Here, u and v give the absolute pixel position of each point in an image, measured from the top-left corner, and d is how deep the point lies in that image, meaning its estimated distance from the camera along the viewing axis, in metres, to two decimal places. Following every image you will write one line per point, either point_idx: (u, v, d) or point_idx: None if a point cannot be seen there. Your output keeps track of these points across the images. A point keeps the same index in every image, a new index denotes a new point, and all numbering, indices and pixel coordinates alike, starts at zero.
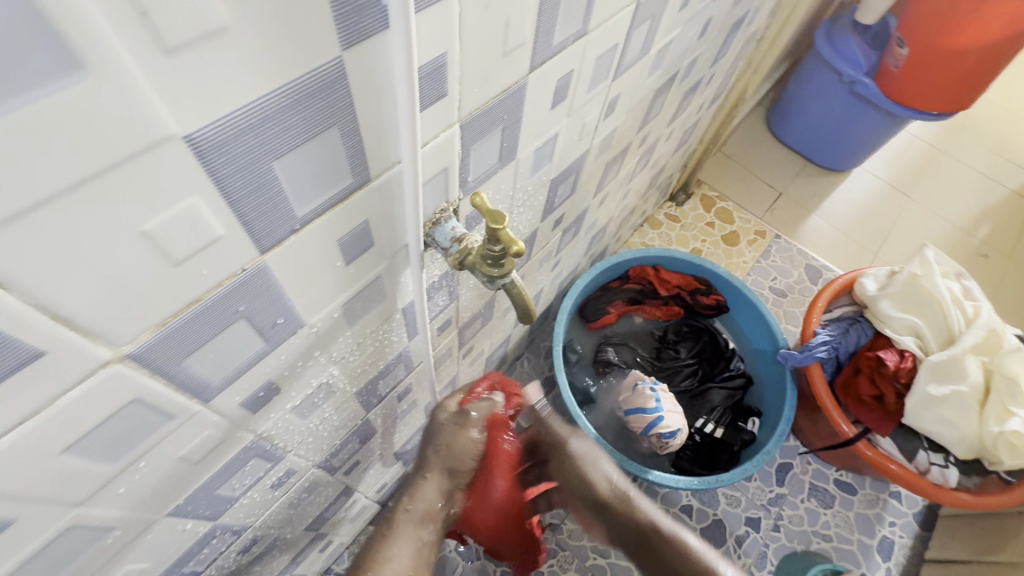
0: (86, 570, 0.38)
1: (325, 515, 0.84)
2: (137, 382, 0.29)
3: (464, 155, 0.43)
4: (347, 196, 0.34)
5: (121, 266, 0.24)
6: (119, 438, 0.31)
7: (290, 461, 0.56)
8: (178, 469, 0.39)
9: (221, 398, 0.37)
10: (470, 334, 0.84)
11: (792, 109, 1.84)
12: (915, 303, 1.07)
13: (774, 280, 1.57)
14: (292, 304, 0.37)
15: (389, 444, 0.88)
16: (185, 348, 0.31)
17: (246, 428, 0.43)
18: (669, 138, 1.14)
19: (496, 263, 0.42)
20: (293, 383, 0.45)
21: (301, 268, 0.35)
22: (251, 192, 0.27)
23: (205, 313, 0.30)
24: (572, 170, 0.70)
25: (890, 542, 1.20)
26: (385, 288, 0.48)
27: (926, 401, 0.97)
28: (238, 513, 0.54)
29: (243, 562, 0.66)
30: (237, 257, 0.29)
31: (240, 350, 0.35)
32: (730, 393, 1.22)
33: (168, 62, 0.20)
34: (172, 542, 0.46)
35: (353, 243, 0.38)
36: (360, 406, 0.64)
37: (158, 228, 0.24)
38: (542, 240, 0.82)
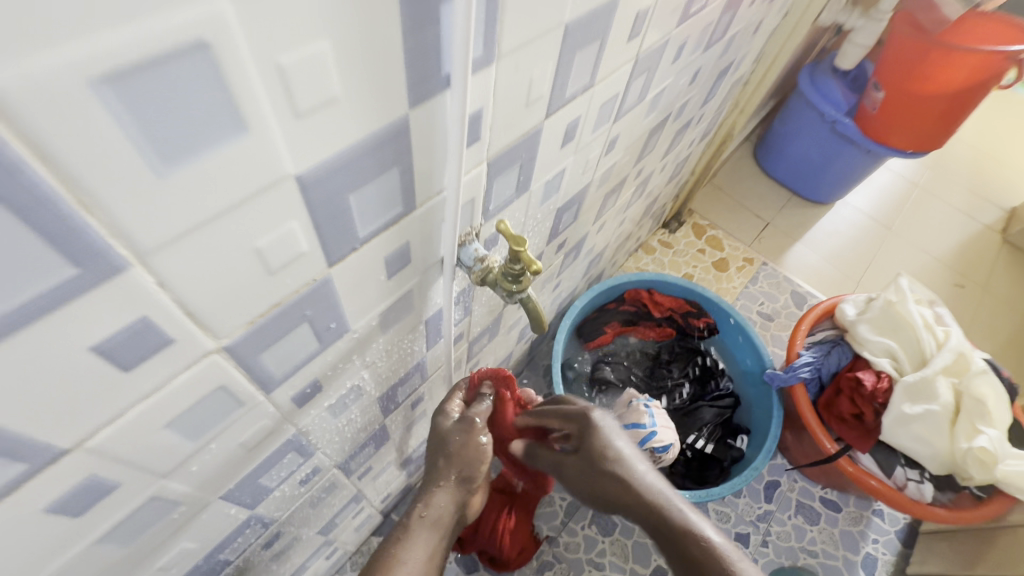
0: (151, 544, 0.43)
1: (336, 519, 0.89)
2: (225, 371, 0.35)
3: (488, 187, 0.51)
4: (397, 221, 0.41)
5: (236, 275, 0.30)
6: (203, 419, 0.37)
7: (318, 459, 0.62)
8: (236, 454, 0.44)
9: (279, 391, 0.43)
10: (478, 348, 0.91)
11: (778, 145, 1.95)
12: (892, 327, 1.14)
13: (762, 305, 1.65)
14: (344, 311, 0.43)
15: (399, 451, 0.93)
16: (263, 344, 0.37)
17: (291, 421, 0.49)
18: (662, 171, 1.22)
19: (515, 280, 0.48)
20: (333, 383, 0.51)
21: (355, 280, 0.42)
22: (331, 216, 0.34)
23: (282, 315, 0.37)
24: (576, 199, 0.78)
25: (874, 558, 1.25)
26: (414, 300, 0.54)
27: (901, 419, 1.03)
28: (270, 505, 0.59)
29: (265, 558, 0.70)
30: (312, 269, 0.36)
31: (300, 349, 0.42)
32: (720, 411, 1.28)
33: (298, 122, 0.27)
34: (217, 525, 0.51)
35: (395, 260, 0.45)
36: (380, 410, 0.69)
37: (266, 245, 0.31)
38: (546, 261, 0.90)
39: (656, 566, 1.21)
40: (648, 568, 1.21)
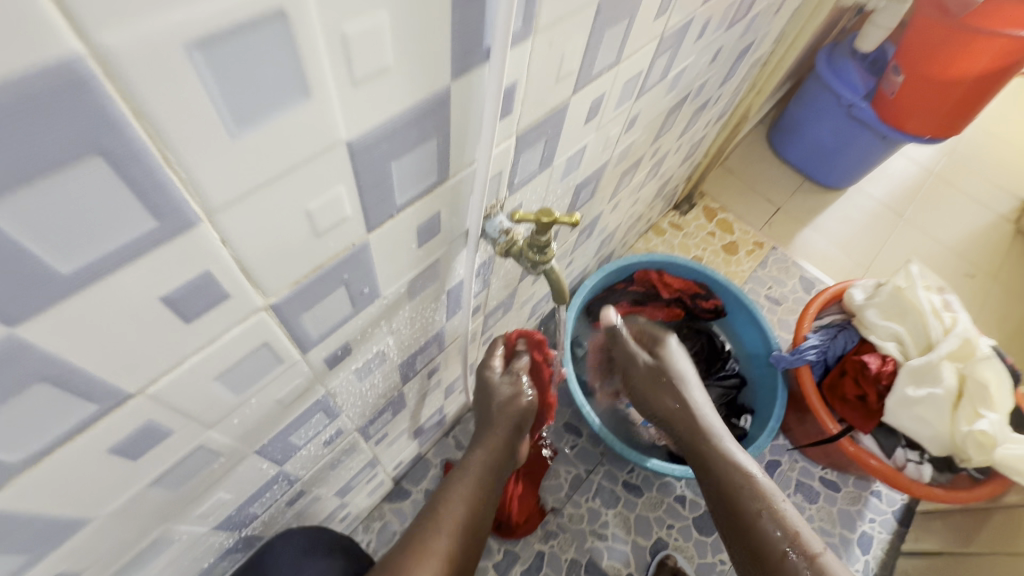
0: (192, 493, 0.46)
1: (352, 483, 0.93)
2: (271, 330, 0.38)
3: (515, 161, 0.52)
4: (432, 190, 0.42)
5: (288, 235, 0.32)
6: (247, 375, 0.39)
7: (342, 421, 0.65)
8: (273, 410, 0.47)
9: (314, 351, 0.45)
10: (492, 322, 0.93)
11: (793, 128, 1.93)
12: (899, 312, 1.16)
13: (770, 289, 1.66)
14: (377, 277, 0.45)
15: (413, 420, 0.96)
16: (304, 305, 0.39)
17: (322, 382, 0.51)
18: (678, 151, 1.22)
19: (539, 251, 0.50)
20: (361, 347, 0.53)
21: (389, 247, 0.43)
22: (374, 184, 0.35)
23: (323, 277, 0.38)
24: (594, 176, 0.79)
25: (869, 536, 1.29)
26: (440, 270, 0.55)
27: (904, 401, 1.06)
28: (296, 463, 0.62)
29: (288, 514, 0.74)
30: (354, 234, 0.38)
31: (335, 312, 0.43)
32: (725, 392, 1.33)
33: (354, 90, 0.28)
34: (250, 479, 0.54)
35: (426, 228, 0.46)
36: (400, 377, 0.71)
37: (316, 208, 0.32)
38: (562, 238, 0.91)
39: (657, 537, 1.25)
40: (649, 539, 1.25)
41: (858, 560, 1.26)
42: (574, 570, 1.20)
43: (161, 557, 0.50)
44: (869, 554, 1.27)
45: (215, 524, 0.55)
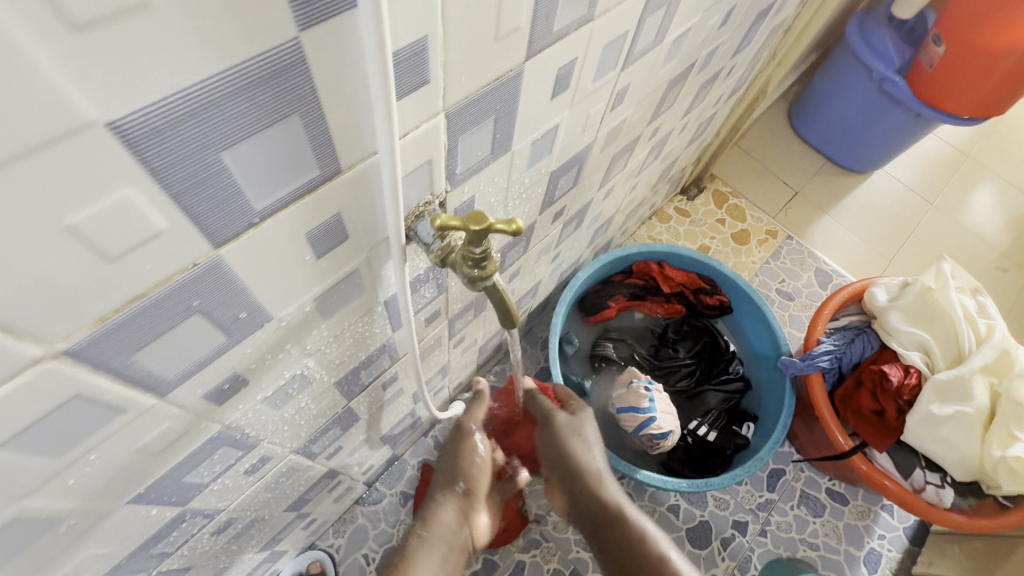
0: (40, 558, 0.38)
1: (307, 496, 0.84)
2: (77, 380, 0.28)
3: (451, 147, 0.41)
4: (316, 188, 0.32)
5: (45, 262, 0.22)
6: (64, 433, 0.30)
7: (265, 448, 0.55)
8: (137, 460, 0.38)
9: (180, 391, 0.36)
10: (462, 325, 0.82)
11: (817, 105, 1.76)
12: (928, 317, 1.03)
13: (782, 282, 1.53)
14: (257, 298, 0.35)
15: (375, 429, 0.87)
16: (132, 344, 0.29)
17: (211, 419, 0.42)
18: (683, 131, 1.09)
19: (476, 265, 0.38)
20: (263, 375, 0.43)
21: (262, 261, 0.32)
22: (196, 185, 0.24)
23: (152, 309, 0.28)
24: (575, 161, 0.67)
25: (878, 554, 1.19)
26: (363, 280, 0.45)
27: (927, 420, 0.94)
28: (209, 498, 0.53)
29: (219, 541, 0.66)
30: (186, 251, 0.27)
31: (198, 345, 0.33)
32: (726, 396, 1.20)
33: (80, 38, 0.17)
34: (137, 527, 0.45)
35: (324, 236, 0.36)
36: (341, 394, 0.62)
37: (85, 221, 0.22)
38: (541, 231, 0.79)
39: None
40: None
41: None
42: None
43: None
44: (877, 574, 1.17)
45: None
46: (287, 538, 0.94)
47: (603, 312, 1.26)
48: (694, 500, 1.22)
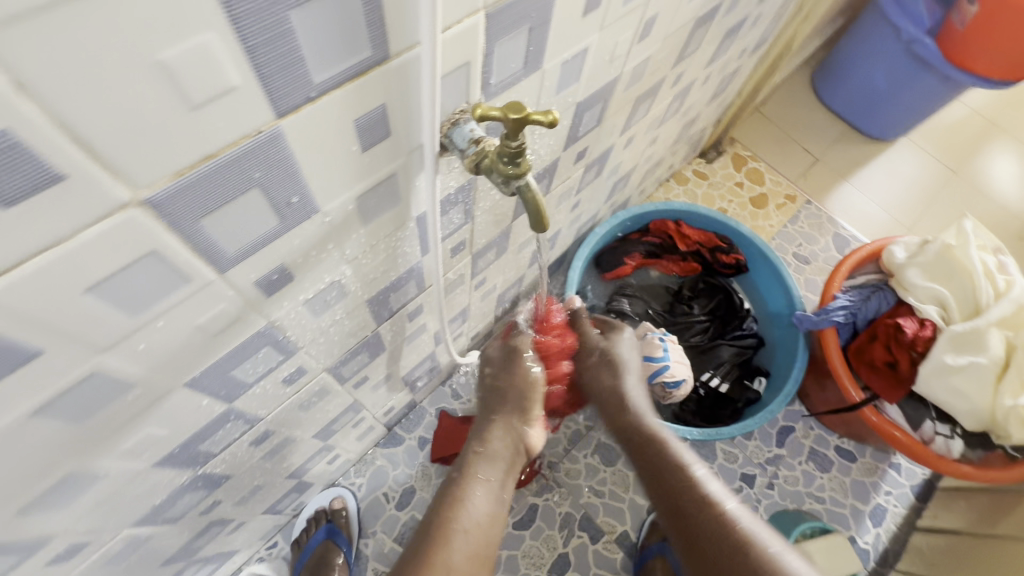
0: (109, 426, 0.41)
1: (334, 427, 0.89)
2: (153, 235, 0.30)
3: (487, 52, 0.42)
4: (366, 71, 0.33)
5: (137, 98, 0.24)
6: (139, 291, 0.33)
7: (302, 359, 0.59)
8: (195, 339, 0.41)
9: (236, 271, 0.38)
10: (484, 265, 0.85)
11: (842, 69, 1.73)
12: (945, 274, 1.03)
13: (799, 246, 1.53)
14: (307, 183, 0.37)
15: (398, 365, 0.90)
16: (200, 208, 0.31)
17: (259, 311, 0.45)
18: (705, 83, 1.08)
19: (512, 162, 0.41)
20: (307, 273, 0.46)
21: (315, 142, 0.35)
22: (267, 40, 0.27)
23: (220, 172, 0.31)
24: (600, 96, 0.68)
25: (884, 509, 1.21)
26: (400, 188, 0.47)
27: (939, 370, 0.96)
28: (250, 401, 0.56)
29: (256, 455, 0.70)
30: (252, 114, 0.29)
31: (254, 223, 0.36)
32: (740, 350, 1.22)
33: None
34: (189, 415, 0.49)
35: (370, 127, 0.38)
36: (371, 315, 0.65)
37: (173, 59, 0.24)
38: (563, 172, 0.81)
39: None
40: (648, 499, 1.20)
41: (868, 533, 1.19)
42: (567, 525, 1.16)
43: (87, 491, 0.46)
44: (881, 527, 1.20)
45: (154, 462, 0.51)
46: (313, 470, 0.98)
47: (619, 269, 1.27)
48: (704, 453, 1.24)
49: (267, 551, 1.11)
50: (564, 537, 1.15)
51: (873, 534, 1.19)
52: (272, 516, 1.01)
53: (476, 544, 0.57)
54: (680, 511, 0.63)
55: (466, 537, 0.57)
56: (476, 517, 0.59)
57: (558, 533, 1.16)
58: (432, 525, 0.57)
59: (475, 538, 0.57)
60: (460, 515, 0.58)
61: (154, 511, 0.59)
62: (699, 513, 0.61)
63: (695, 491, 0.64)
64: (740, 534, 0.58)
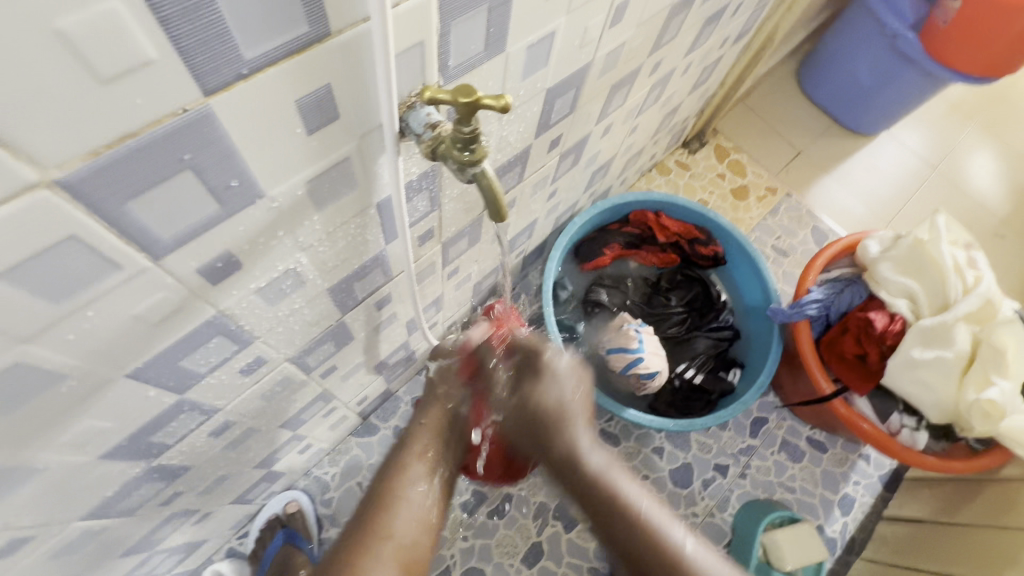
0: (44, 418, 0.39)
1: (302, 417, 0.87)
2: (72, 217, 0.29)
3: (444, 32, 0.41)
4: (305, 48, 0.32)
5: (36, 69, 0.23)
6: (62, 278, 0.31)
7: (260, 348, 0.57)
8: (134, 328, 0.39)
9: (174, 258, 0.37)
10: (455, 254, 0.83)
11: (826, 61, 1.72)
12: (917, 267, 1.04)
13: (779, 238, 1.54)
14: (248, 166, 0.35)
15: (369, 355, 0.89)
16: (124, 191, 0.30)
17: (206, 299, 0.43)
18: (686, 73, 1.07)
19: (466, 147, 0.39)
20: (257, 260, 0.44)
21: (253, 123, 0.33)
22: (183, 12, 0.25)
23: (143, 153, 0.29)
24: (572, 83, 0.66)
25: (852, 499, 1.24)
26: (356, 172, 0.45)
27: (908, 364, 0.97)
28: (205, 392, 0.55)
29: (216, 446, 0.68)
30: (175, 92, 0.28)
31: (190, 207, 0.34)
32: (715, 342, 1.22)
33: None
34: (136, 406, 0.47)
35: (315, 108, 0.36)
36: (335, 304, 0.63)
37: (74, 28, 0.22)
38: (537, 160, 0.79)
39: None
40: None
41: (837, 522, 1.22)
42: (541, 514, 1.17)
43: (25, 484, 0.44)
44: (849, 516, 1.22)
45: (101, 454, 0.49)
46: (283, 459, 0.97)
47: (598, 259, 1.27)
48: (679, 443, 1.25)
49: (237, 541, 1.10)
50: (538, 526, 1.16)
51: (841, 524, 1.22)
52: (242, 505, 1.00)
53: (417, 520, 0.62)
54: (606, 519, 0.61)
55: (407, 520, 0.61)
56: (416, 513, 0.63)
57: (532, 522, 1.16)
58: (363, 522, 0.60)
59: (416, 516, 0.62)
60: (404, 500, 0.63)
61: (105, 504, 0.57)
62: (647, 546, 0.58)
63: (615, 495, 0.61)
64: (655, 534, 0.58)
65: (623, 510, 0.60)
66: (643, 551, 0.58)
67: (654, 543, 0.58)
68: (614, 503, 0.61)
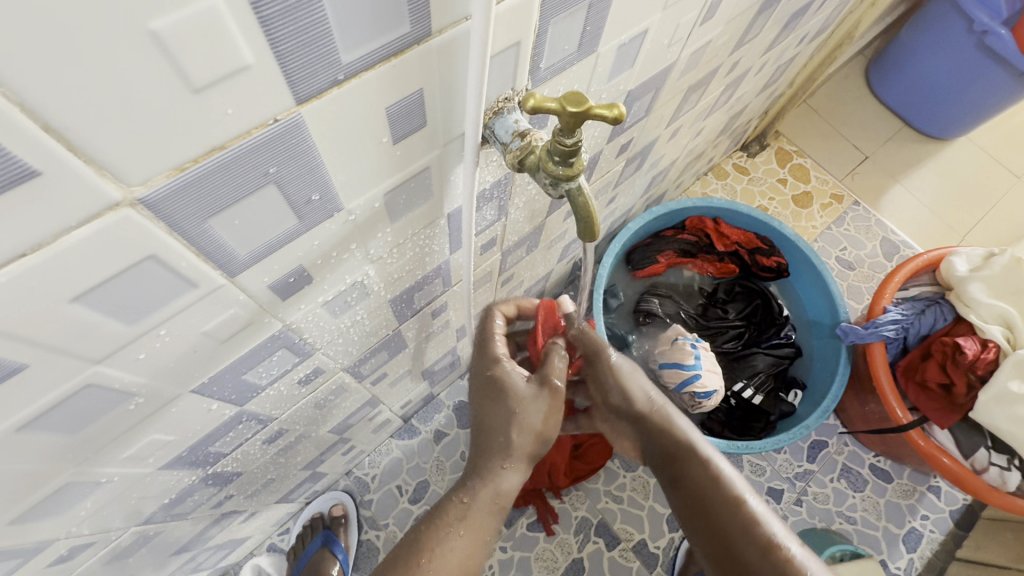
0: (108, 434, 0.38)
1: (350, 421, 0.85)
2: (152, 239, 0.26)
3: (540, 32, 0.37)
4: (403, 51, 0.28)
5: (127, 79, 0.20)
6: (136, 298, 0.29)
7: (318, 360, 0.54)
8: (202, 345, 0.37)
9: (248, 275, 0.34)
10: (512, 262, 0.79)
11: (899, 59, 1.59)
12: (1014, 289, 0.96)
13: (843, 250, 1.44)
14: (330, 179, 0.32)
15: (418, 361, 0.86)
16: (205, 208, 0.27)
17: (274, 315, 0.40)
18: (759, 73, 1.00)
19: (563, 161, 0.36)
20: (327, 275, 0.41)
21: (340, 135, 0.30)
22: (283, 11, 0.22)
23: (228, 168, 0.26)
24: (652, 85, 0.61)
25: (919, 534, 1.15)
26: (433, 182, 0.42)
27: (1000, 398, 0.89)
28: (264, 402, 0.53)
29: (268, 452, 0.67)
30: (267, 100, 0.25)
31: (270, 222, 0.31)
32: (776, 361, 1.15)
33: None
34: (197, 419, 0.45)
35: (404, 114, 0.33)
36: (394, 314, 0.60)
37: (170, 28, 0.20)
38: (604, 165, 0.74)
39: None
40: (668, 508, 1.13)
41: (901, 558, 1.13)
42: (583, 529, 1.10)
43: (87, 497, 0.43)
44: (915, 553, 1.13)
45: (161, 465, 0.48)
46: (328, 461, 0.96)
47: (651, 267, 1.21)
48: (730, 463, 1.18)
49: (278, 537, 1.10)
50: (579, 542, 1.10)
51: (906, 560, 1.13)
52: (285, 504, 1.00)
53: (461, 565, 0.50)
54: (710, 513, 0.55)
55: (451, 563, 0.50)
56: (464, 549, 0.50)
57: (573, 538, 1.10)
58: (416, 543, 0.51)
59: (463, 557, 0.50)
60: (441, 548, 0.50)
61: (162, 509, 0.57)
62: (760, 557, 0.51)
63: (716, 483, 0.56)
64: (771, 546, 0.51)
65: (733, 505, 0.54)
66: (747, 554, 0.52)
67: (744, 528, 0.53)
68: (724, 498, 0.55)
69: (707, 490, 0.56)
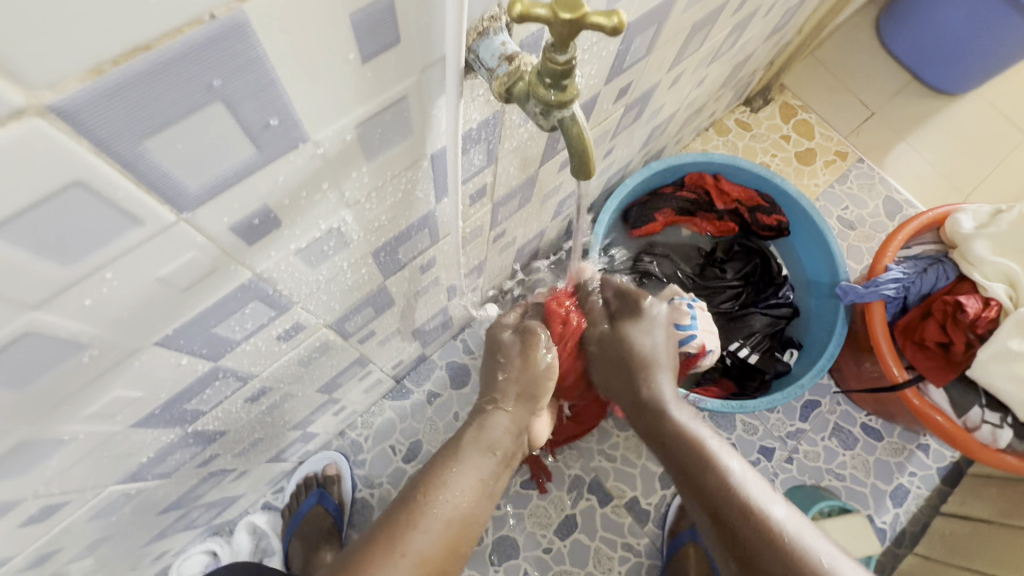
0: (65, 389, 0.36)
1: (339, 380, 0.83)
2: (72, 158, 0.23)
3: None
4: None
5: None
6: (69, 233, 0.25)
7: (297, 315, 0.51)
8: (160, 293, 0.34)
9: (203, 212, 0.31)
10: (504, 216, 0.76)
11: (913, 7, 1.52)
12: (1019, 246, 0.94)
13: (845, 209, 1.40)
14: (290, 98, 0.28)
15: (409, 319, 0.83)
16: (135, 125, 0.23)
17: (240, 261, 0.37)
18: (768, 15, 0.94)
19: (555, 85, 0.32)
20: (297, 218, 0.38)
21: (297, 45, 0.26)
22: None
23: (158, 75, 0.22)
24: (655, 17, 0.56)
25: (906, 490, 1.16)
26: (411, 115, 0.38)
27: (1001, 355, 0.89)
28: (241, 358, 0.50)
29: (252, 411, 0.65)
30: None
31: (222, 150, 0.28)
32: (772, 321, 1.13)
33: None
34: (167, 374, 0.43)
35: (373, 26, 0.29)
36: (378, 268, 0.57)
37: None
38: (602, 111, 0.70)
39: None
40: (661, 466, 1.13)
41: (887, 513, 1.15)
42: (576, 487, 1.11)
43: (53, 454, 0.41)
44: (901, 508, 1.15)
45: (132, 422, 0.46)
46: (319, 421, 0.95)
47: (649, 225, 1.17)
48: (723, 422, 1.18)
49: (272, 496, 1.10)
50: (572, 499, 1.10)
51: (892, 515, 1.15)
52: (278, 463, 1.00)
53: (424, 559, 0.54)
54: (699, 485, 0.59)
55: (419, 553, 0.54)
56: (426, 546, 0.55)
57: (566, 495, 1.11)
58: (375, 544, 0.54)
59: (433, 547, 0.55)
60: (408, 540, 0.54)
61: (144, 467, 0.56)
62: (745, 523, 0.54)
63: (712, 465, 0.59)
64: (765, 518, 0.54)
65: (726, 489, 0.57)
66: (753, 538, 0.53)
67: (739, 505, 0.55)
68: (718, 483, 0.57)
69: (699, 475, 0.59)
